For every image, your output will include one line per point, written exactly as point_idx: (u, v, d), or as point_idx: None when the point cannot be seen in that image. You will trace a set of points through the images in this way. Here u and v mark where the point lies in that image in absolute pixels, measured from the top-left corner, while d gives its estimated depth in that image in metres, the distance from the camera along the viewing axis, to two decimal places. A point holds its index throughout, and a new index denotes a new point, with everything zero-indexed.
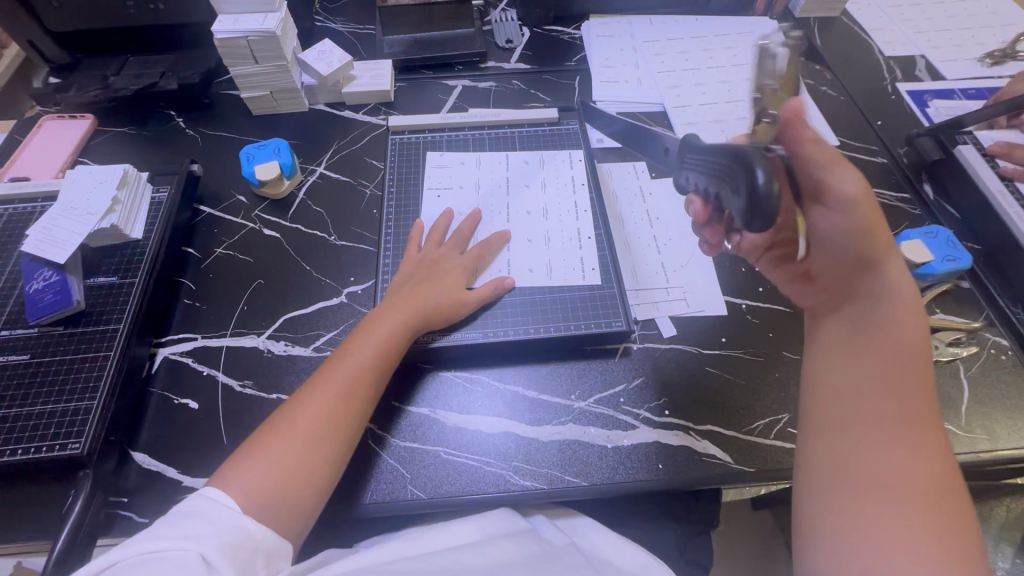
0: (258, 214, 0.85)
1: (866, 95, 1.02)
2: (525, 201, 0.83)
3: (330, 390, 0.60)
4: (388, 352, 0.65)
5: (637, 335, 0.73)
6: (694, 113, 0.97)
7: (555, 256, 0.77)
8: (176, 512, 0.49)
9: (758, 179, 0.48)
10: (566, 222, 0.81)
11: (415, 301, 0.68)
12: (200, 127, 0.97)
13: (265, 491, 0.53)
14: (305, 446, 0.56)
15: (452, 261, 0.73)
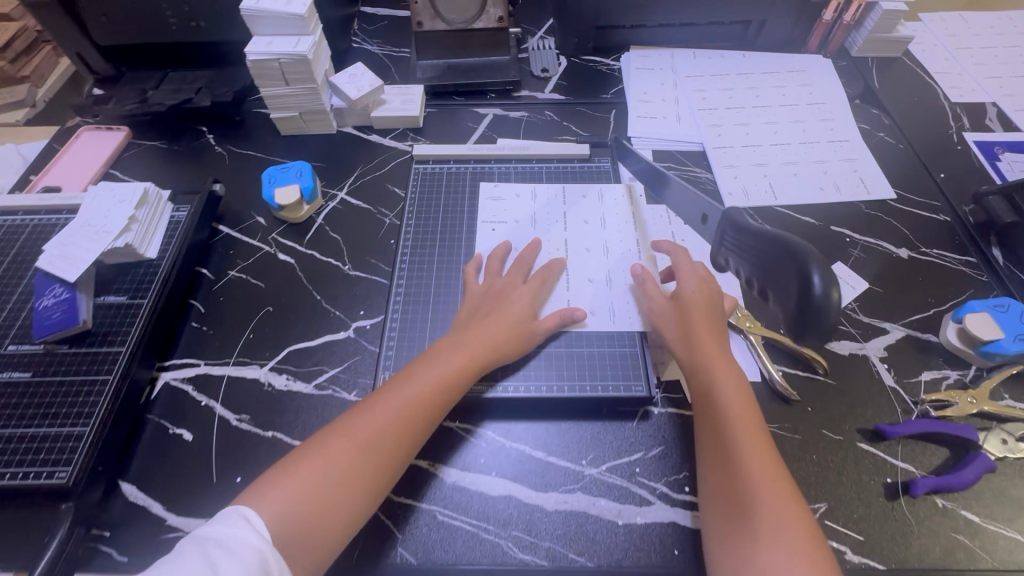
0: (275, 237, 0.84)
1: (929, 144, 0.94)
2: (548, 241, 0.77)
3: (386, 417, 0.57)
4: (451, 385, 0.60)
5: (658, 397, 0.67)
6: (737, 155, 0.91)
7: (576, 304, 0.71)
8: (204, 541, 0.44)
9: (815, 285, 0.44)
10: (592, 265, 0.74)
11: (484, 333, 0.64)
12: (228, 144, 0.97)
13: (292, 522, 0.49)
14: (343, 475, 0.52)
15: (517, 290, 0.69)
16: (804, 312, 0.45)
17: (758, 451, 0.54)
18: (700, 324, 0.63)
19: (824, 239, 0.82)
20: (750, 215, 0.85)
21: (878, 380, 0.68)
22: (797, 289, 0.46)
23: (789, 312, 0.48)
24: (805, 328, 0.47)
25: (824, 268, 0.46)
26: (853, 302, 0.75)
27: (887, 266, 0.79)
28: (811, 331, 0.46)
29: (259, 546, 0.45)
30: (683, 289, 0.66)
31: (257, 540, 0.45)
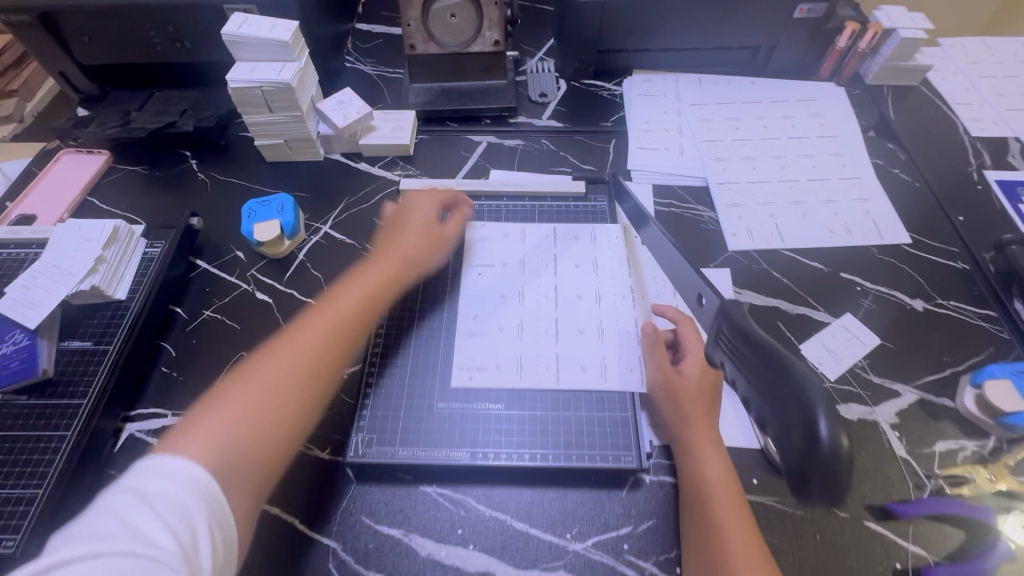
0: (253, 274, 0.80)
1: (947, 182, 0.89)
2: (536, 288, 0.71)
3: (311, 339, 0.59)
4: (372, 303, 0.65)
5: (652, 463, 0.61)
6: (742, 193, 0.87)
7: (566, 358, 0.65)
8: (129, 505, 0.40)
9: (821, 431, 0.32)
10: (583, 315, 0.69)
11: (395, 256, 0.69)
12: (211, 171, 0.94)
13: (236, 444, 0.49)
14: (276, 402, 0.53)
15: (421, 215, 0.73)
16: (804, 463, 0.33)
17: (745, 530, 0.54)
18: (704, 400, 0.61)
19: (833, 286, 0.77)
20: (755, 257, 0.80)
21: (889, 449, 0.63)
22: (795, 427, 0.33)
23: (786, 454, 0.35)
24: (805, 481, 0.34)
25: (830, 399, 0.33)
26: (862, 360, 0.70)
27: (900, 319, 0.74)
28: (813, 487, 0.33)
29: (193, 509, 0.42)
30: (687, 362, 0.63)
31: (191, 500, 0.43)
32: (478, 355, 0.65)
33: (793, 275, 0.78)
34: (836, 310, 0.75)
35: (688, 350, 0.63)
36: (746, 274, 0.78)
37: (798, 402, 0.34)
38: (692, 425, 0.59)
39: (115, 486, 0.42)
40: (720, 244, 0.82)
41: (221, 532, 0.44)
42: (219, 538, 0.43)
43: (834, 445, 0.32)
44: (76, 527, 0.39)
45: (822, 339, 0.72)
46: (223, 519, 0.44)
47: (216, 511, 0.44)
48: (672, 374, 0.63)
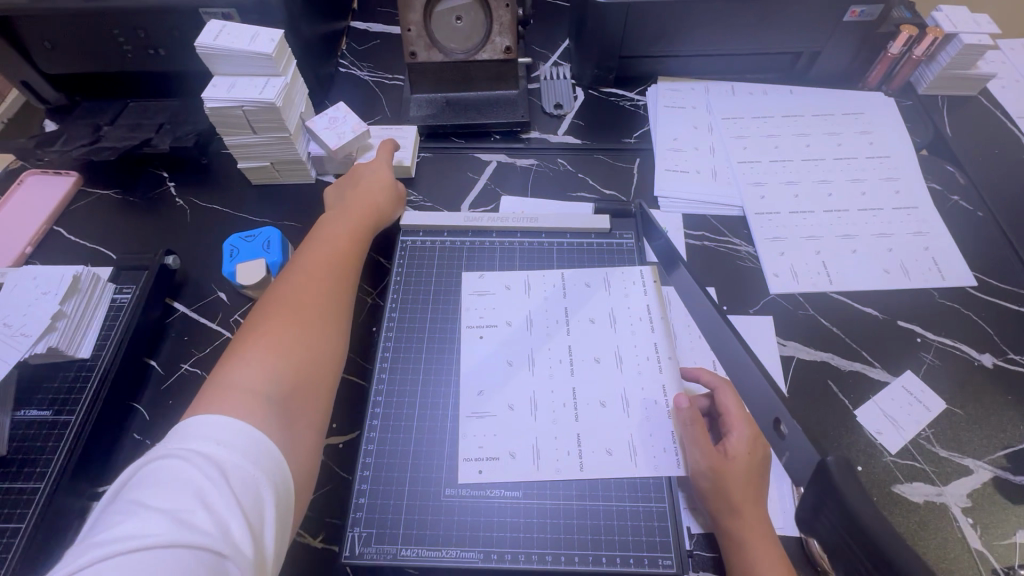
0: (237, 319, 0.71)
1: (1013, 210, 0.79)
2: (549, 353, 0.63)
3: (314, 287, 0.59)
4: (356, 250, 0.66)
5: (693, 559, 0.53)
6: (783, 224, 0.77)
7: (589, 441, 0.57)
8: (205, 479, 0.39)
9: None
10: (604, 383, 0.61)
11: (364, 206, 0.70)
12: (191, 195, 0.84)
13: (278, 386, 0.50)
14: (303, 349, 0.54)
15: (373, 167, 0.74)
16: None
17: None
18: (752, 489, 0.51)
19: (889, 338, 0.68)
20: (800, 302, 0.71)
21: (961, 540, 0.56)
22: None
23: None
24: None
25: None
26: (927, 428, 0.62)
27: (967, 378, 0.65)
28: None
29: (262, 489, 0.42)
30: (731, 440, 0.53)
31: (260, 478, 0.42)
32: (486, 440, 0.57)
33: (845, 324, 0.69)
34: (893, 366, 0.66)
35: (729, 425, 0.54)
36: (792, 322, 0.70)
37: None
38: (743, 517, 0.50)
39: (182, 451, 0.41)
40: (760, 284, 0.73)
41: (283, 511, 0.44)
42: (281, 519, 0.43)
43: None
44: (152, 495, 0.38)
45: (879, 403, 0.63)
46: (285, 493, 0.44)
47: (279, 490, 0.44)
48: (716, 456, 0.52)
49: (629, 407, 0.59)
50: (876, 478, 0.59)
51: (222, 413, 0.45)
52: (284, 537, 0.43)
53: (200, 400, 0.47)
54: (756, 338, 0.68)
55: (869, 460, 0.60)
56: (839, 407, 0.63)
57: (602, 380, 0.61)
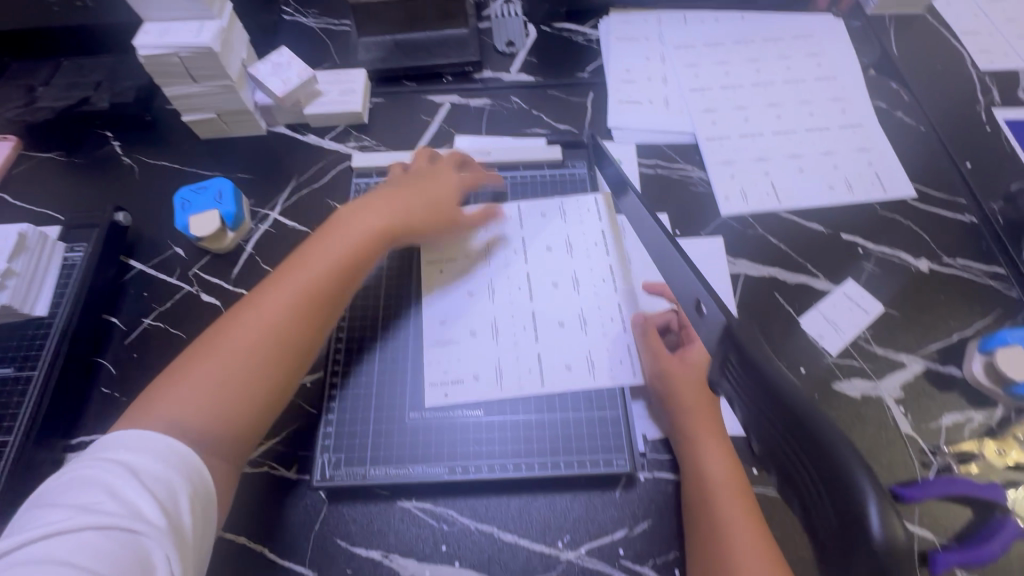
0: (195, 273, 0.71)
1: (953, 125, 0.82)
2: (509, 278, 0.65)
3: (265, 310, 0.53)
4: (336, 271, 0.56)
5: (646, 460, 0.57)
6: (734, 148, 0.79)
7: (549, 358, 0.60)
8: (111, 475, 0.42)
9: (873, 525, 0.21)
10: (562, 304, 0.63)
11: (381, 207, 0.61)
12: (138, 154, 0.82)
13: (199, 411, 0.48)
14: (222, 380, 0.50)
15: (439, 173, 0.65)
16: (838, 553, 0.22)
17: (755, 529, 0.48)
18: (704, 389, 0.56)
19: (833, 250, 0.71)
20: (750, 222, 0.73)
21: (892, 427, 0.60)
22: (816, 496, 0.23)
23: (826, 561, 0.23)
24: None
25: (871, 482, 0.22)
26: (865, 331, 0.66)
27: (904, 283, 0.69)
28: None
29: (173, 481, 0.43)
30: (690, 348, 0.57)
31: (172, 475, 0.43)
32: (450, 362, 0.60)
33: (792, 239, 0.72)
34: (836, 276, 0.69)
35: (690, 338, 0.58)
36: (742, 240, 0.72)
37: (830, 465, 0.23)
38: (693, 412, 0.54)
39: (87, 461, 0.43)
40: (712, 208, 0.75)
41: (205, 503, 0.45)
42: (202, 505, 0.45)
43: (892, 548, 0.20)
44: (64, 494, 0.41)
45: (822, 310, 0.67)
46: (206, 488, 0.45)
47: (198, 485, 0.45)
48: (671, 361, 0.57)
49: (586, 326, 0.61)
50: (816, 378, 0.63)
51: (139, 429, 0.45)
52: (208, 530, 0.45)
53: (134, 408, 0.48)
54: (707, 257, 0.70)
55: (812, 362, 0.63)
56: (784, 315, 0.66)
57: (561, 303, 0.63)
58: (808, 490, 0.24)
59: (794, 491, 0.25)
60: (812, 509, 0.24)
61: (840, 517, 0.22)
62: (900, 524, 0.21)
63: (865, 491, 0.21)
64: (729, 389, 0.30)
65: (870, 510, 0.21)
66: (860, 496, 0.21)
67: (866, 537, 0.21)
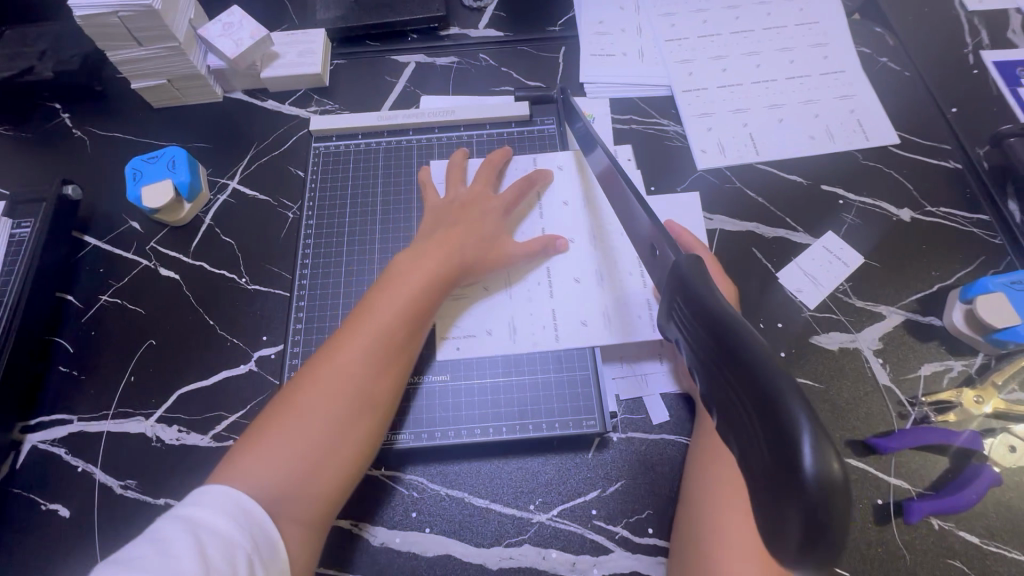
0: (152, 247, 0.68)
1: (940, 69, 0.78)
2: (526, 234, 0.63)
3: (340, 369, 0.48)
4: (409, 334, 0.52)
5: (618, 421, 0.56)
6: (711, 100, 0.75)
7: (564, 314, 0.58)
8: (175, 527, 0.39)
9: (804, 454, 0.19)
10: (578, 261, 0.61)
11: (445, 252, 0.55)
12: (88, 125, 0.77)
13: (290, 484, 0.44)
14: (306, 454, 0.45)
15: (488, 203, 0.61)
16: (772, 487, 0.21)
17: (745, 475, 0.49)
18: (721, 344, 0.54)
19: (813, 202, 0.69)
20: (727, 175, 0.71)
21: (870, 378, 0.59)
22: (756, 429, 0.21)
23: (759, 499, 0.22)
24: (794, 542, 0.20)
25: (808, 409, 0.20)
26: (844, 283, 0.64)
27: (885, 233, 0.67)
28: (807, 559, 0.20)
29: (233, 536, 0.39)
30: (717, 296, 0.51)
31: (233, 533, 0.39)
32: (467, 316, 0.59)
33: (770, 192, 0.70)
34: (816, 229, 0.67)
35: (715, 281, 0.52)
36: (718, 195, 0.69)
37: (763, 391, 0.21)
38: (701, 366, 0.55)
39: (176, 518, 0.39)
40: (688, 162, 0.72)
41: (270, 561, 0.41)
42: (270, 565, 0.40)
43: (824, 478, 0.19)
44: (128, 550, 0.38)
45: (800, 264, 0.65)
46: (271, 545, 0.41)
47: (259, 543, 0.40)
48: None
49: (602, 281, 0.60)
50: (793, 332, 0.61)
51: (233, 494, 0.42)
52: None
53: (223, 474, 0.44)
54: (685, 212, 0.68)
55: (790, 317, 0.62)
56: (761, 270, 0.65)
57: (579, 259, 0.61)
58: (745, 422, 0.22)
59: (730, 427, 0.24)
60: (747, 445, 0.22)
61: (772, 444, 0.20)
62: (836, 455, 0.19)
63: (800, 419, 0.20)
64: (678, 333, 0.29)
65: (801, 439, 0.20)
66: (792, 423, 0.20)
67: (794, 468, 0.20)
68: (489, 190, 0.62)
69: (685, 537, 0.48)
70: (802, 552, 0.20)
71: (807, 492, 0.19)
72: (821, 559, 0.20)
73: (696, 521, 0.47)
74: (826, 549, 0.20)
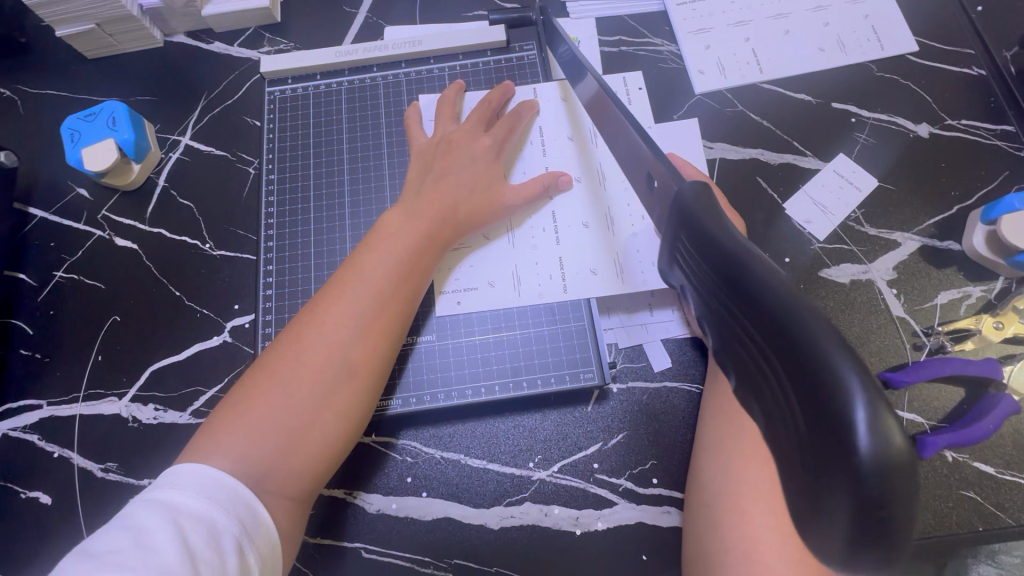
0: (104, 215, 0.63)
1: None
2: (526, 175, 0.56)
3: (324, 335, 0.43)
4: (399, 293, 0.46)
5: (618, 371, 0.53)
6: (709, 12, 0.67)
7: (571, 262, 0.53)
8: (147, 516, 0.34)
9: (859, 432, 0.15)
10: (585, 202, 0.55)
11: (434, 204, 0.51)
12: (15, 82, 0.69)
13: (268, 462, 0.39)
14: (288, 424, 0.40)
15: (479, 144, 0.55)
16: (811, 472, 0.17)
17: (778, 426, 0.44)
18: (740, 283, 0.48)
19: (822, 122, 0.63)
20: (728, 98, 0.64)
21: (884, 311, 0.55)
22: (791, 395, 0.17)
23: (791, 486, 0.18)
24: (843, 547, 0.16)
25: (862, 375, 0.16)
26: (856, 210, 0.59)
27: (901, 153, 0.61)
28: (860, 560, 0.16)
29: (217, 520, 0.35)
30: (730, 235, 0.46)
31: (218, 517, 0.35)
32: (464, 269, 0.54)
33: (776, 114, 0.63)
34: (826, 152, 0.62)
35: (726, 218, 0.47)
36: (718, 121, 0.63)
37: (799, 351, 0.17)
38: None
39: (151, 503, 0.34)
40: (685, 85, 0.65)
41: (263, 544, 0.37)
42: (262, 548, 0.36)
43: (884, 463, 0.15)
44: (95, 542, 0.33)
45: (809, 192, 0.60)
46: (263, 528, 0.37)
47: (250, 527, 0.36)
48: None
49: (611, 224, 0.54)
50: (802, 267, 0.57)
51: (205, 471, 0.36)
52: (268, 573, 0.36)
53: (193, 449, 0.39)
54: (684, 141, 0.62)
55: (798, 250, 0.58)
56: (767, 202, 0.59)
57: (585, 201, 0.55)
58: (772, 390, 0.18)
59: (753, 390, 0.20)
60: (775, 420, 0.18)
61: (814, 421, 0.17)
62: (899, 429, 0.16)
63: (853, 386, 0.16)
64: (683, 279, 0.25)
65: (855, 412, 0.16)
66: (846, 392, 0.16)
67: (844, 450, 0.16)
68: (483, 129, 0.56)
69: (699, 507, 0.45)
70: (851, 558, 0.16)
71: (862, 479, 0.15)
72: (876, 564, 0.16)
73: (711, 486, 0.45)
74: (880, 549, 0.16)
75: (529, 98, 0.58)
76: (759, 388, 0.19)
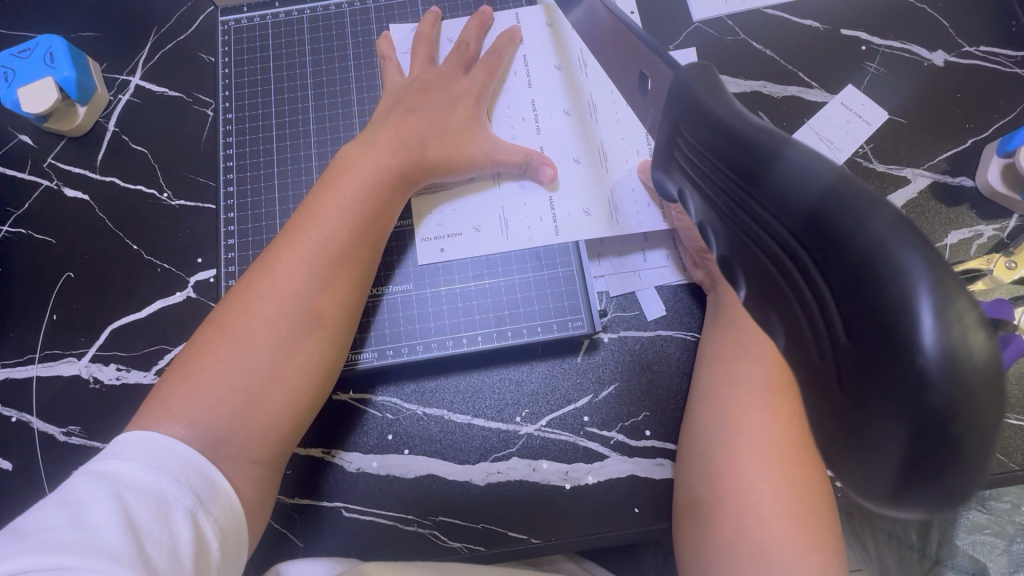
0: (50, 163, 0.57)
1: None
2: (508, 112, 0.52)
3: (280, 283, 0.39)
4: (361, 236, 0.43)
5: (608, 320, 0.50)
6: None
7: (560, 204, 0.49)
8: (86, 491, 0.30)
9: (923, 330, 0.15)
10: (573, 137, 0.51)
11: (398, 141, 0.46)
12: None
13: (226, 420, 0.36)
14: (246, 379, 0.37)
15: (457, 84, 0.50)
16: (864, 386, 0.16)
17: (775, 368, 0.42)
18: None
19: (831, 50, 0.58)
20: (729, 24, 0.59)
21: None
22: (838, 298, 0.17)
23: (835, 404, 0.18)
24: (897, 461, 0.16)
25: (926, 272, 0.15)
26: (864, 145, 0.55)
27: (914, 83, 0.57)
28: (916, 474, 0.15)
29: (167, 492, 0.32)
30: None
31: (168, 489, 0.32)
32: (444, 213, 0.50)
33: (780, 42, 0.58)
34: (834, 83, 0.57)
35: None
36: (717, 51, 0.58)
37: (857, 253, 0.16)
38: None
39: (93, 477, 0.31)
40: (682, 10, 0.59)
41: (223, 515, 0.34)
42: (221, 519, 0.34)
43: (950, 365, 0.14)
44: (27, 519, 0.30)
45: (814, 126, 0.56)
46: (222, 497, 0.34)
47: (206, 497, 0.33)
48: None
49: (602, 162, 0.50)
50: None
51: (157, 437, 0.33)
52: (229, 545, 0.34)
53: (145, 414, 0.35)
54: None
55: None
56: None
57: (574, 138, 0.51)
58: (814, 296, 0.18)
59: (788, 298, 0.19)
60: (813, 329, 0.18)
61: (866, 321, 0.16)
62: (978, 332, 0.14)
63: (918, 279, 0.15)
64: (696, 195, 0.23)
65: (919, 308, 0.15)
66: (907, 285, 0.15)
67: (907, 353, 0.15)
68: (462, 71, 0.51)
69: (691, 458, 0.43)
70: (905, 477, 0.16)
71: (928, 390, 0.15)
72: (934, 489, 0.16)
73: (705, 438, 0.42)
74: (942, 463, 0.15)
75: (508, 26, 0.53)
76: (797, 295, 0.19)
